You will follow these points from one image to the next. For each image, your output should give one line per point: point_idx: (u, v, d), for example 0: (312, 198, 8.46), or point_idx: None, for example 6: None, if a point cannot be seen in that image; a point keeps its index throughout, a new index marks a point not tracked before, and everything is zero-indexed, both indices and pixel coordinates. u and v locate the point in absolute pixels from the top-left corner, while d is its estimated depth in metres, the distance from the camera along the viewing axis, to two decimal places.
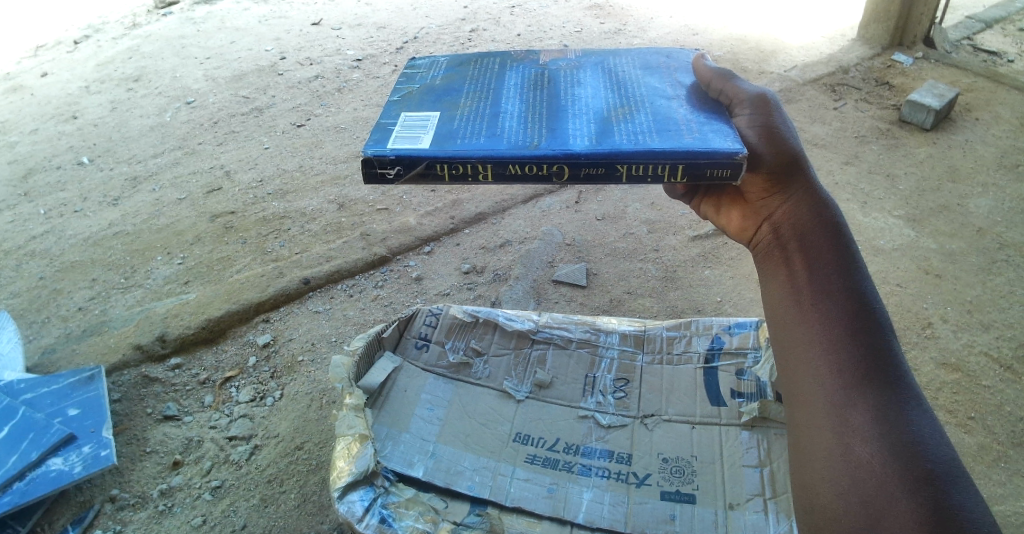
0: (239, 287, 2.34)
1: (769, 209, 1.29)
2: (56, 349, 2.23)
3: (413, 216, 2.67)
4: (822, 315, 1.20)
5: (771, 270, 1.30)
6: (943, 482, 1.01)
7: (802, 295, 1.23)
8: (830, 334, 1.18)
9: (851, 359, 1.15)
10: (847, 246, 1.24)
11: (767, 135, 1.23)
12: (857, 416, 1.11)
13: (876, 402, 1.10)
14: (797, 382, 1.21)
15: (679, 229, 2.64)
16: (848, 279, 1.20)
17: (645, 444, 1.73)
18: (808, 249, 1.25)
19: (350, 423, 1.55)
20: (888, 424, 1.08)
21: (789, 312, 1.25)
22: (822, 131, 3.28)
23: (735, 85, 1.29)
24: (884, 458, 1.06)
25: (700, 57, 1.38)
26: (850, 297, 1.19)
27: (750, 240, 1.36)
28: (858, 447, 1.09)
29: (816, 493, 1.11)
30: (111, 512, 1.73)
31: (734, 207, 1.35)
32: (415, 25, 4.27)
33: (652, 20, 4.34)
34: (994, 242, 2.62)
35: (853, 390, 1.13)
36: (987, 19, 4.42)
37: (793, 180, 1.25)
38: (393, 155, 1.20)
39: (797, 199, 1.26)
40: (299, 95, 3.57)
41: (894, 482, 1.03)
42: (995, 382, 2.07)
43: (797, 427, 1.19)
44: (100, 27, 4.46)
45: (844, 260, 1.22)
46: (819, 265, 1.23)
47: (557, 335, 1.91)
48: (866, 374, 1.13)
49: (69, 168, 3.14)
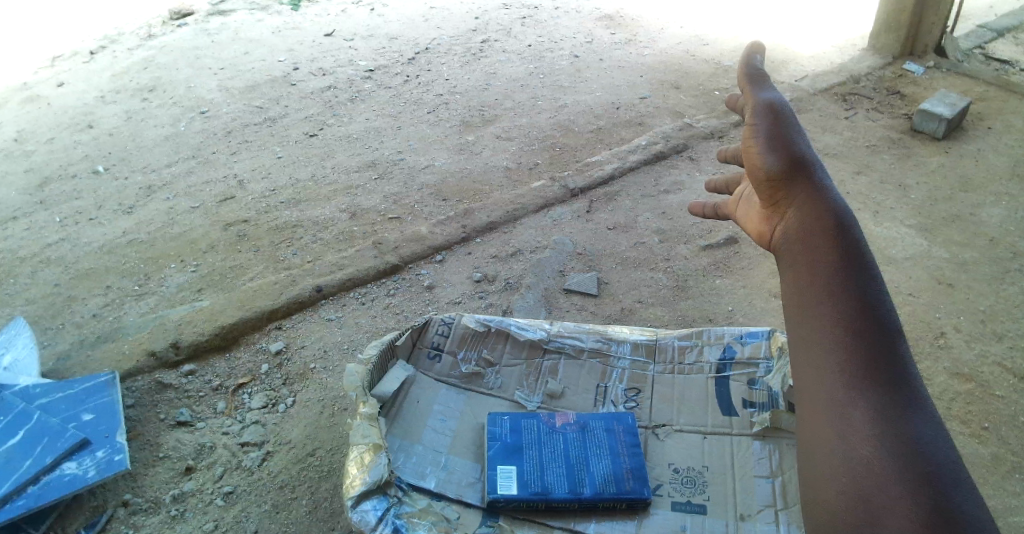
0: (253, 294, 2.36)
1: (777, 213, 1.14)
2: (71, 355, 2.25)
3: (425, 225, 2.68)
4: (827, 301, 1.02)
5: (781, 258, 1.12)
6: (944, 484, 0.86)
7: (805, 283, 1.06)
8: (835, 325, 1.00)
9: (857, 352, 0.98)
10: (857, 242, 1.06)
11: (773, 145, 1.13)
12: (859, 412, 0.94)
13: (882, 400, 0.94)
14: (803, 380, 1.03)
15: (690, 239, 2.65)
16: (858, 274, 1.03)
17: (658, 455, 1.73)
18: (811, 240, 1.07)
19: (364, 432, 1.55)
20: (893, 425, 0.92)
21: (792, 304, 1.07)
22: (834, 140, 3.28)
23: (750, 91, 1.21)
24: (885, 457, 0.89)
25: (750, 49, 1.21)
26: (860, 289, 1.02)
27: (766, 242, 1.17)
28: (857, 442, 0.92)
29: (818, 491, 0.93)
30: (124, 517, 1.74)
31: (755, 205, 1.20)
32: (427, 36, 4.31)
33: (662, 31, 4.36)
34: (1008, 252, 2.60)
35: (857, 384, 0.96)
36: (998, 28, 4.41)
37: (802, 178, 1.12)
38: (504, 499, 1.56)
39: (803, 196, 1.11)
40: (312, 105, 3.61)
41: (896, 482, 0.87)
42: (1009, 392, 2.06)
43: (802, 429, 1.01)
44: (116, 38, 4.52)
45: (854, 252, 1.05)
46: (823, 255, 1.06)
47: (569, 345, 1.91)
48: (873, 369, 0.96)
49: (84, 177, 3.18)
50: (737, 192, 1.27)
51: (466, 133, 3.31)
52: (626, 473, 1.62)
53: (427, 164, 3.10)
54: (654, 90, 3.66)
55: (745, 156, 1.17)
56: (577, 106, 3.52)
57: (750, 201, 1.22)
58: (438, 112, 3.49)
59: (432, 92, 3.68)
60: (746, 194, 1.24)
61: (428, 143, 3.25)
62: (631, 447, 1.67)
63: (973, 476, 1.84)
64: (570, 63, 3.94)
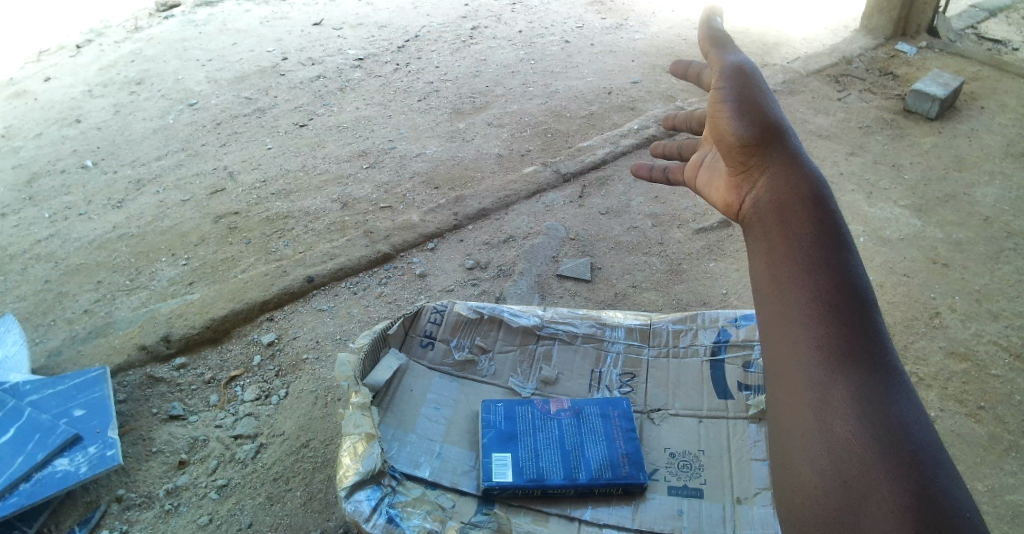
0: (244, 286, 2.35)
1: (750, 182, 1.10)
2: (61, 350, 2.23)
3: (416, 214, 2.66)
4: (805, 275, 0.97)
5: (754, 234, 1.06)
6: (926, 466, 0.83)
7: (778, 255, 1.01)
8: (812, 299, 0.95)
9: (835, 328, 0.92)
10: (832, 213, 1.02)
11: (744, 111, 1.10)
12: (839, 389, 0.89)
13: (863, 378, 0.89)
14: (774, 356, 0.97)
15: (684, 222, 2.64)
16: (833, 245, 0.98)
17: (654, 439, 1.72)
18: (785, 210, 1.03)
19: (357, 422, 1.54)
20: (874, 405, 0.87)
21: (765, 277, 1.01)
22: (826, 122, 3.26)
23: (717, 56, 1.17)
24: (867, 439, 0.85)
25: (709, 12, 1.19)
26: (837, 261, 0.97)
27: (734, 214, 1.13)
28: (837, 423, 0.87)
29: (792, 477, 0.89)
30: (118, 512, 1.72)
31: (722, 173, 1.15)
32: (417, 24, 4.27)
33: (654, 14, 4.33)
34: (1002, 231, 2.60)
35: (836, 361, 0.91)
36: (991, 8, 4.39)
37: (773, 148, 1.08)
38: (500, 486, 1.55)
39: (776, 165, 1.07)
40: (301, 95, 3.57)
41: (879, 467, 0.83)
42: (1005, 371, 2.05)
43: (774, 410, 0.96)
44: (102, 31, 4.47)
45: (831, 223, 1.00)
46: (798, 228, 1.01)
47: (562, 330, 1.90)
48: (851, 347, 0.91)
49: (73, 171, 3.15)
50: (695, 159, 1.23)
51: (457, 121, 3.28)
52: (622, 458, 1.62)
53: (419, 152, 3.07)
54: (646, 74, 3.64)
55: (714, 124, 1.14)
56: (568, 92, 3.49)
57: (715, 169, 1.18)
58: (429, 100, 3.46)
59: (422, 80, 3.64)
60: (709, 162, 1.20)
61: (419, 131, 3.22)
62: (627, 432, 1.66)
63: (970, 455, 1.83)
64: (561, 49, 3.91)
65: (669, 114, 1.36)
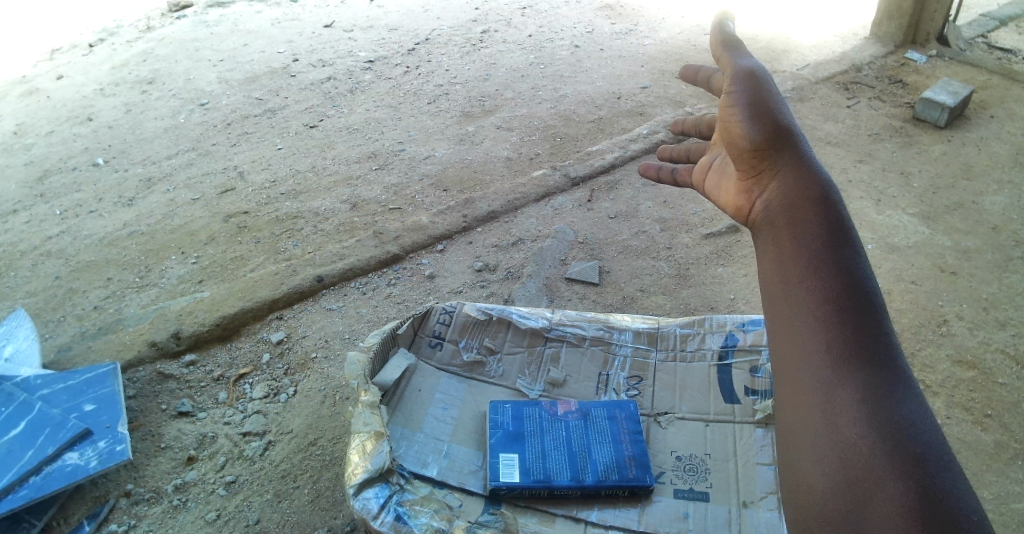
0: (253, 285, 2.36)
1: (759, 185, 1.11)
2: (71, 346, 2.24)
3: (425, 216, 2.68)
4: (813, 277, 0.98)
5: (763, 237, 1.07)
6: (933, 467, 0.83)
7: (787, 258, 1.02)
8: (820, 301, 0.96)
9: (843, 329, 0.93)
10: (841, 215, 1.02)
11: (754, 114, 1.11)
12: (845, 390, 0.90)
13: (870, 378, 0.90)
14: (782, 358, 0.98)
15: (691, 227, 2.64)
16: (841, 247, 0.99)
17: (660, 442, 1.73)
18: (794, 213, 1.04)
19: (366, 420, 1.55)
20: (880, 406, 0.88)
21: (774, 279, 1.02)
22: (835, 129, 3.27)
23: (728, 59, 1.18)
24: (873, 439, 0.85)
25: (720, 17, 1.21)
26: (845, 262, 0.98)
27: (743, 216, 1.14)
28: (843, 424, 0.88)
29: (799, 478, 0.89)
30: (126, 507, 1.73)
31: (732, 176, 1.16)
32: (427, 27, 4.29)
33: (663, 20, 4.34)
34: (1010, 240, 2.60)
35: (843, 362, 0.91)
36: (1001, 17, 4.39)
37: (782, 151, 1.09)
38: (507, 486, 1.56)
39: (786, 168, 1.08)
40: (311, 96, 3.59)
41: (883, 466, 0.83)
42: (1012, 379, 2.05)
43: (782, 413, 0.97)
44: (115, 30, 4.50)
45: (839, 226, 1.01)
46: (806, 231, 1.02)
47: (570, 333, 1.91)
48: (859, 348, 0.92)
49: (84, 169, 3.17)
50: (704, 162, 1.24)
51: (466, 124, 3.29)
52: (629, 460, 1.62)
53: (428, 155, 3.09)
54: (656, 80, 3.65)
55: (725, 127, 1.15)
56: (577, 96, 3.50)
57: (725, 172, 1.19)
58: (438, 103, 3.48)
59: (431, 83, 3.66)
60: (718, 165, 1.21)
61: (428, 134, 3.24)
62: (633, 435, 1.67)
63: (976, 463, 1.83)
64: (570, 53, 3.93)
65: (679, 118, 1.37)
